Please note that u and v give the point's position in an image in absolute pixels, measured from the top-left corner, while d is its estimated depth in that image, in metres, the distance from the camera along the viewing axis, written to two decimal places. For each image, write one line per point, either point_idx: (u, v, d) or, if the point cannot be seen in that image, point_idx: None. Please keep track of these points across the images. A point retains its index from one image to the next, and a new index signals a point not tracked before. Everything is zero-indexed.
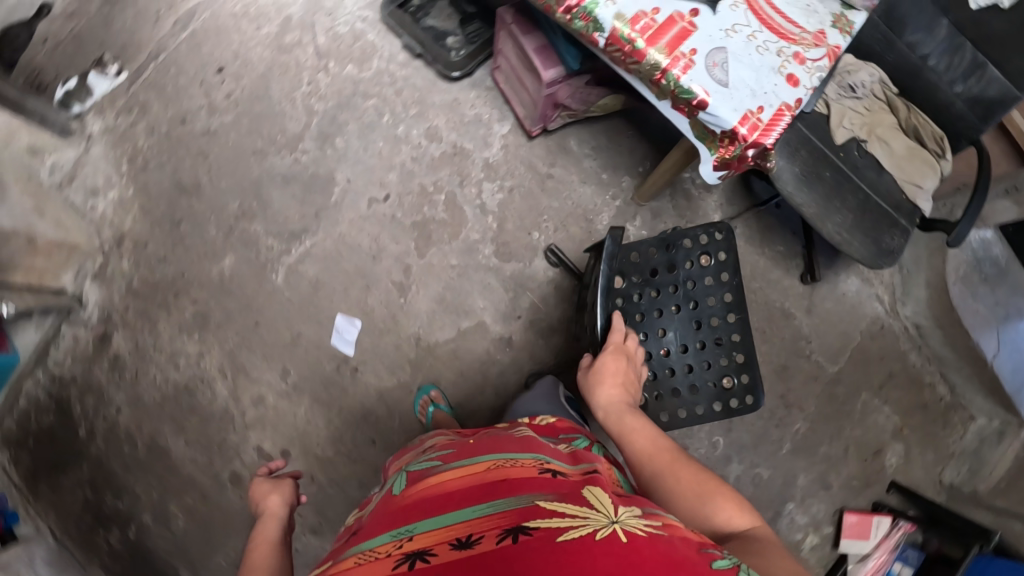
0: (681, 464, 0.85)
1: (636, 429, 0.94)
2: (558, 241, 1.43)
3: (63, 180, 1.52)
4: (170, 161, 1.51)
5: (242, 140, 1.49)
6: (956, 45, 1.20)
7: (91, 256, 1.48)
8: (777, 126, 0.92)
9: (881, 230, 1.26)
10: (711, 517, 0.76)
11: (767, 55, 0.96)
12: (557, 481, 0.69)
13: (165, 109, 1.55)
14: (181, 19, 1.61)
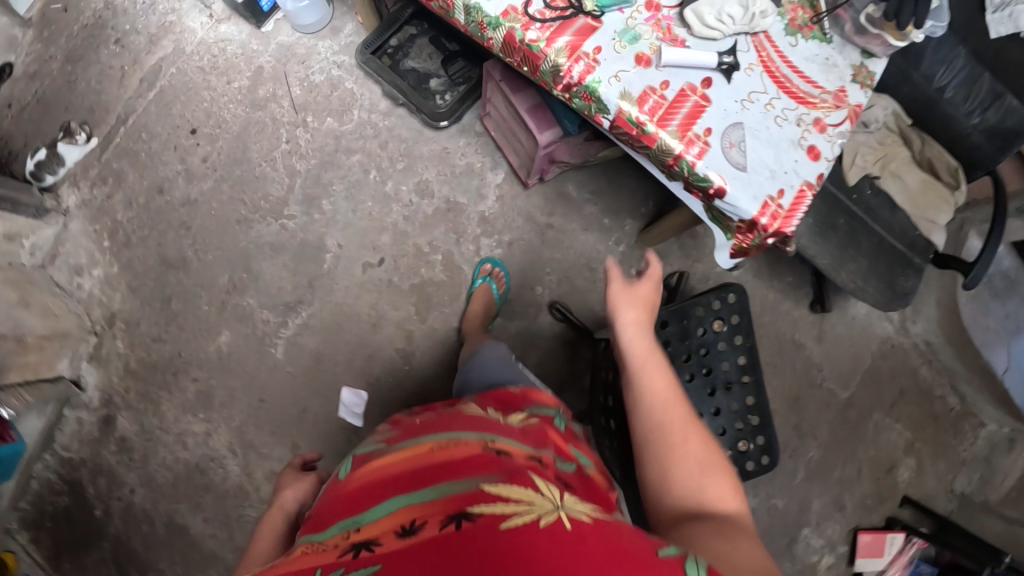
0: (690, 422, 0.74)
1: (653, 365, 0.80)
2: (563, 294, 1.39)
3: (45, 260, 1.47)
4: (152, 235, 1.45)
5: (225, 209, 1.42)
6: (974, 76, 1.16)
7: (84, 337, 1.44)
8: (798, 210, 0.86)
9: (897, 273, 1.23)
10: (701, 489, 0.69)
11: (786, 126, 0.89)
12: (500, 460, 0.62)
13: (141, 178, 1.48)
14: (145, 77, 1.53)
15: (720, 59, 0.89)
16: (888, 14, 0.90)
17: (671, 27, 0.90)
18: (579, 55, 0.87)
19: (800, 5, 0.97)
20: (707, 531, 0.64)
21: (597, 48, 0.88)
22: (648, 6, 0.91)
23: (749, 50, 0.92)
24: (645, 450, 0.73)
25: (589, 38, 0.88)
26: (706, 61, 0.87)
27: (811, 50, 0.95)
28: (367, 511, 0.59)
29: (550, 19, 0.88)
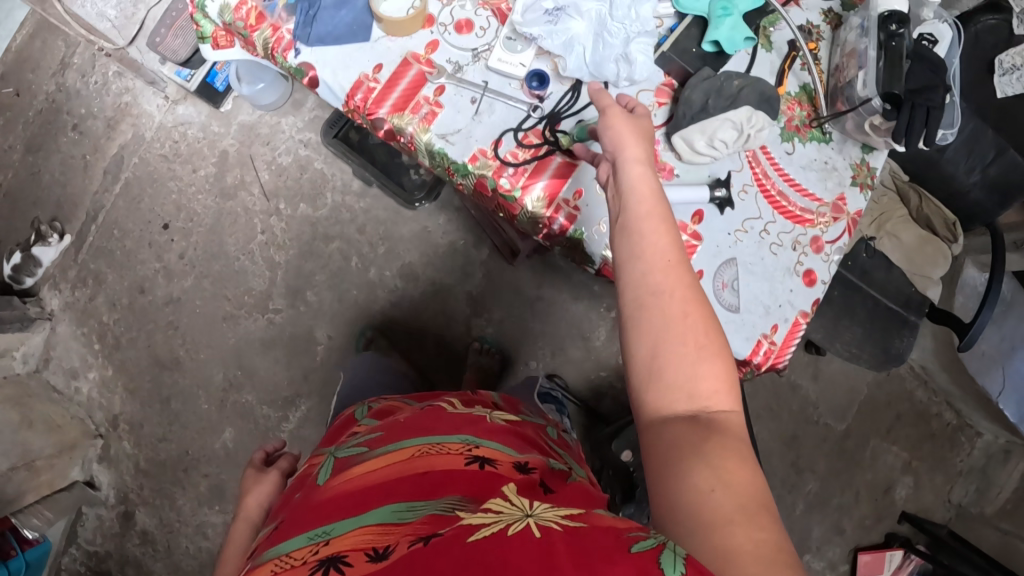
0: (694, 302, 0.61)
1: (654, 230, 0.63)
2: (559, 366, 1.39)
3: (39, 365, 1.45)
4: (141, 336, 1.44)
5: (210, 306, 1.41)
6: (977, 133, 1.10)
7: (90, 442, 1.44)
8: (792, 344, 0.86)
9: (891, 335, 1.22)
10: (695, 391, 0.59)
11: (782, 253, 0.87)
12: (482, 478, 0.62)
13: (120, 278, 1.44)
14: (110, 169, 1.48)
15: (714, 190, 0.84)
16: (897, 125, 0.81)
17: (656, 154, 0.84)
18: (557, 202, 0.80)
19: (796, 101, 0.91)
20: (692, 442, 0.56)
21: (578, 191, 0.80)
22: None
23: (743, 169, 0.87)
24: (636, 330, 0.61)
25: (568, 178, 0.80)
26: (698, 195, 0.82)
27: (808, 155, 0.90)
28: (340, 523, 0.58)
29: (525, 162, 0.79)
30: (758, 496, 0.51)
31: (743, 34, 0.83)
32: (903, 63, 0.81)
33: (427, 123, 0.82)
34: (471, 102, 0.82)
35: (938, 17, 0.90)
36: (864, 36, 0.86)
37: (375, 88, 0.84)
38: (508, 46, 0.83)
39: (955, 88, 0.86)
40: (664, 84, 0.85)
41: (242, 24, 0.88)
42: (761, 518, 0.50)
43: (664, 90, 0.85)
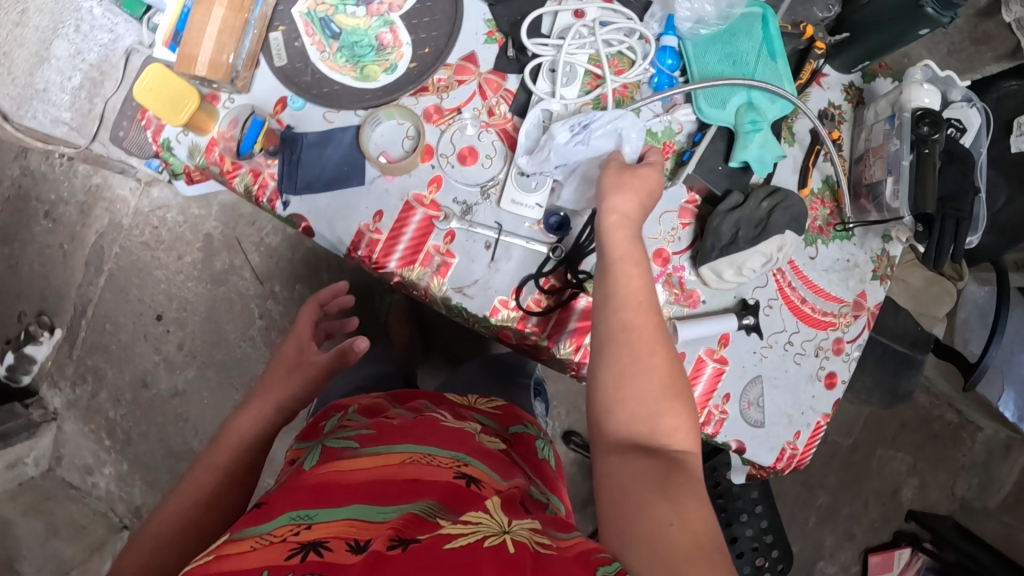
0: (659, 341, 0.65)
1: (628, 273, 0.68)
2: (573, 423, 1.41)
3: (50, 464, 1.32)
4: (151, 429, 1.34)
5: (218, 397, 1.34)
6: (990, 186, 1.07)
7: (117, 535, 1.29)
8: (813, 446, 0.93)
9: (901, 375, 1.27)
10: (657, 427, 0.62)
11: (805, 361, 0.92)
12: (466, 494, 0.63)
13: (120, 373, 1.34)
14: (90, 260, 1.36)
15: (741, 317, 0.86)
16: (928, 245, 0.86)
17: (682, 281, 0.85)
18: (585, 347, 0.80)
19: (819, 198, 0.92)
20: (654, 477, 0.57)
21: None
22: (656, 256, 0.85)
23: (769, 284, 0.89)
24: (603, 361, 0.65)
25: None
26: (726, 324, 0.84)
27: (831, 255, 0.93)
28: (323, 509, 0.58)
29: (548, 311, 0.79)
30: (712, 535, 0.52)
31: (770, 153, 0.83)
32: (932, 175, 0.84)
33: (441, 277, 0.80)
34: (485, 247, 0.80)
35: (967, 99, 0.90)
36: (895, 136, 0.87)
37: (379, 241, 0.79)
38: (521, 183, 0.80)
39: (983, 182, 0.89)
40: (687, 203, 0.86)
41: (216, 169, 0.80)
42: (711, 559, 0.50)
43: (688, 209, 0.86)
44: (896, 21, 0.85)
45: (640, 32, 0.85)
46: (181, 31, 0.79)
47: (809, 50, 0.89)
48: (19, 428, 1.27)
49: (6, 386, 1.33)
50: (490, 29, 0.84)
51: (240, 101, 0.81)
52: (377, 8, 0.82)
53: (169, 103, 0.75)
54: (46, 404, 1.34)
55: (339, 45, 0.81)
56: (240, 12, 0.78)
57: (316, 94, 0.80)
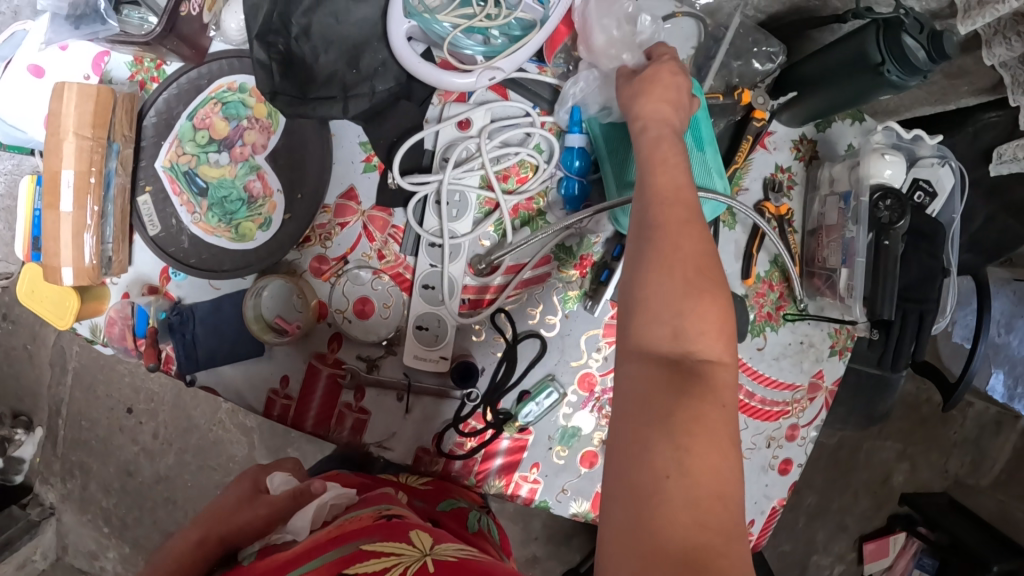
0: (693, 237, 0.49)
1: (665, 173, 0.54)
2: None
3: (59, 553, 1.35)
4: (142, 514, 1.33)
5: (199, 479, 1.33)
6: (969, 210, 0.94)
7: None
8: (769, 529, 0.90)
9: (875, 401, 0.99)
10: (679, 328, 0.47)
11: (757, 453, 0.87)
12: (389, 524, 0.55)
13: (104, 465, 1.33)
14: (53, 358, 1.32)
15: None
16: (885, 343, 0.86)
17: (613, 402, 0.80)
18: (515, 480, 0.80)
19: (767, 283, 0.84)
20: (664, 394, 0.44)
21: (534, 466, 0.80)
22: (582, 382, 0.79)
23: None
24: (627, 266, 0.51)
25: (522, 457, 0.80)
26: None
27: (781, 340, 0.86)
28: None
29: (472, 452, 0.78)
30: (722, 488, 0.42)
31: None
32: (891, 268, 0.76)
33: (359, 433, 0.78)
34: (398, 400, 0.78)
35: (939, 157, 0.81)
36: (851, 220, 0.77)
37: (290, 406, 0.78)
38: (421, 338, 0.76)
39: (952, 256, 0.84)
40: (611, 319, 0.79)
41: (118, 345, 0.80)
42: (719, 514, 0.41)
43: (613, 325, 0.79)
44: (851, 82, 0.71)
45: (538, 133, 0.75)
46: (39, 237, 0.78)
47: (747, 122, 0.78)
48: (21, 532, 1.30)
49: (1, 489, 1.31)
50: (367, 154, 0.76)
51: (125, 278, 0.79)
52: (241, 152, 0.77)
53: (54, 308, 0.76)
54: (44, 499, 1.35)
55: (209, 202, 0.77)
56: (86, 205, 0.73)
57: (189, 264, 0.77)
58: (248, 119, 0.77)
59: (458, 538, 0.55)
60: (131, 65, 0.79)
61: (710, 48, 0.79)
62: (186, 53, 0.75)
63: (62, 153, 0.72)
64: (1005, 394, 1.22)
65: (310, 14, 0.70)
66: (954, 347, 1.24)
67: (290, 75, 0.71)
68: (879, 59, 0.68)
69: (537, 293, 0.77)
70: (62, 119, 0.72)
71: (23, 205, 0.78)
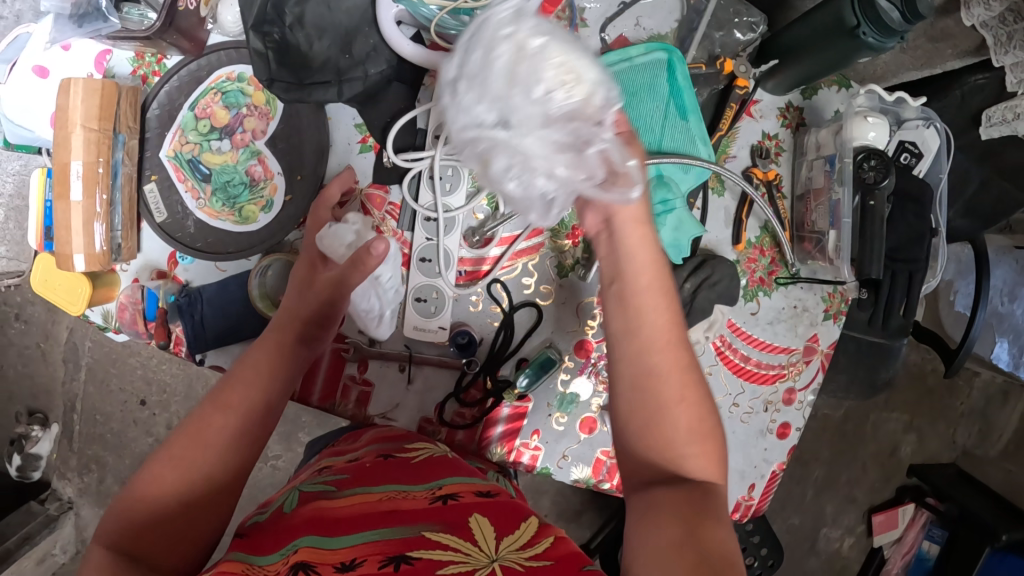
0: (692, 382, 0.56)
1: (653, 304, 0.56)
2: None
3: (76, 547, 1.37)
4: None
5: None
6: (961, 175, 0.94)
7: None
8: (769, 493, 0.90)
9: (877, 366, 0.99)
10: (679, 463, 0.55)
11: (754, 419, 0.88)
12: (446, 511, 0.57)
13: (121, 458, 1.36)
14: (68, 355, 1.36)
15: None
16: (876, 307, 0.89)
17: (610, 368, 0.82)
18: (516, 447, 0.82)
19: (758, 248, 0.86)
20: (670, 505, 0.51)
21: (535, 433, 0.82)
22: (579, 349, 0.81)
23: (707, 352, 0.85)
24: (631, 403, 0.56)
25: (522, 424, 0.81)
26: None
27: (775, 305, 0.87)
28: (318, 536, 0.53)
29: (473, 421, 0.80)
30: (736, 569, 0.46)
31: (687, 235, 0.77)
32: (876, 225, 0.78)
33: (364, 404, 0.81)
34: (400, 371, 0.80)
35: (925, 118, 0.82)
36: (837, 182, 0.79)
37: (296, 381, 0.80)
38: (420, 309, 0.78)
39: (941, 214, 0.85)
40: None
41: (129, 328, 0.83)
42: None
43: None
44: (830, 46, 0.73)
45: None
46: (50, 226, 0.80)
47: (729, 90, 0.81)
48: (39, 527, 1.31)
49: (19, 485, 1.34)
50: (363, 135, 0.79)
51: (135, 265, 0.82)
52: (241, 138, 0.80)
53: (66, 294, 0.79)
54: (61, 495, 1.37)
55: (212, 187, 0.80)
56: (96, 195, 0.76)
57: (196, 248, 0.80)
58: (247, 107, 0.80)
59: (520, 533, 0.55)
60: (132, 60, 0.82)
61: (692, 22, 0.82)
62: (185, 45, 0.78)
63: (70, 146, 0.75)
64: (1010, 362, 1.22)
65: (302, 3, 0.72)
66: (956, 316, 1.25)
67: (286, 63, 0.73)
68: (854, 23, 0.70)
69: (530, 263, 0.80)
70: (70, 112, 0.75)
71: (34, 196, 0.80)
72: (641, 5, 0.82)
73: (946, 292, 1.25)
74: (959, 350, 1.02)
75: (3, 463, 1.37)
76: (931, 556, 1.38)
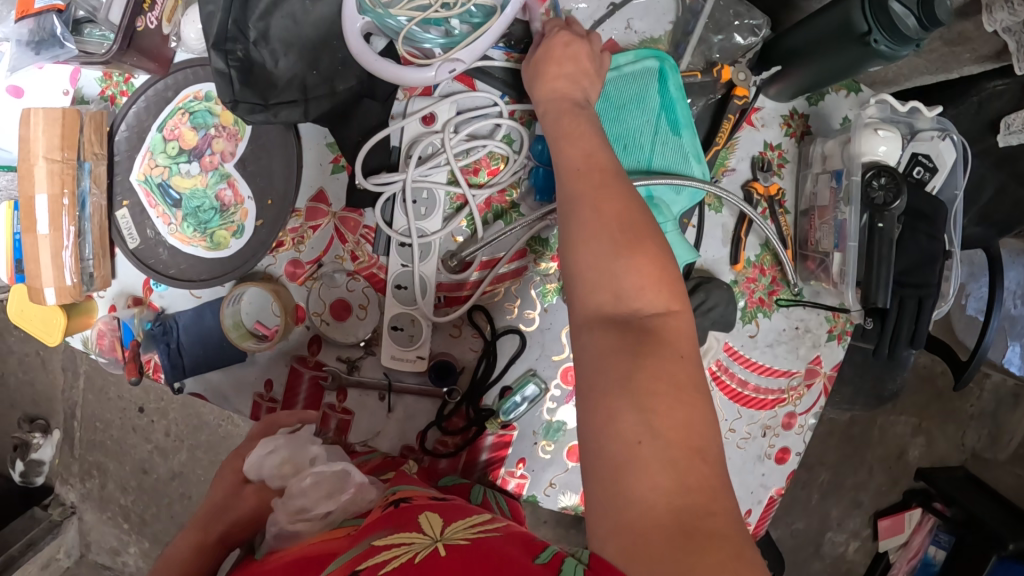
0: (611, 200, 0.51)
1: (576, 146, 0.57)
2: None
3: (82, 550, 1.38)
4: (157, 510, 1.35)
5: (211, 476, 1.33)
6: (976, 181, 0.87)
7: None
8: (766, 518, 0.87)
9: (884, 378, 0.94)
10: (620, 291, 0.49)
11: (751, 443, 0.84)
12: (397, 513, 0.52)
13: (121, 465, 1.34)
14: (66, 363, 1.35)
15: None
16: (881, 328, 0.84)
17: None
18: (503, 475, 0.78)
19: (758, 267, 0.81)
20: (622, 354, 0.45)
21: (520, 461, 0.78)
22: (564, 376, 0.78)
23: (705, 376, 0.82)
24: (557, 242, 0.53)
25: (508, 452, 0.78)
26: None
27: (776, 327, 0.83)
28: None
29: (455, 450, 0.77)
30: (696, 442, 0.42)
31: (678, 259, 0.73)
32: (877, 231, 0.73)
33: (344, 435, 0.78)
34: (380, 400, 0.78)
35: (940, 130, 0.76)
36: (844, 201, 0.73)
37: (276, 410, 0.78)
38: (397, 338, 0.75)
39: (954, 232, 0.80)
40: None
41: (108, 357, 0.81)
42: (699, 471, 0.41)
43: None
44: (835, 53, 0.67)
45: (506, 123, 0.73)
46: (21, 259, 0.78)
47: (728, 101, 0.75)
48: (44, 532, 1.34)
49: (23, 491, 1.35)
50: (335, 155, 0.76)
51: (111, 291, 0.80)
52: (210, 161, 0.77)
53: (42, 326, 0.77)
54: (66, 499, 1.38)
55: (183, 212, 0.77)
56: (63, 226, 0.73)
57: (170, 275, 0.77)
58: (216, 128, 0.76)
59: (473, 516, 0.50)
60: (100, 80, 0.79)
61: (688, 24, 0.76)
62: (150, 66, 0.74)
63: (34, 179, 0.72)
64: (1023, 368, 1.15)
65: (267, 18, 0.69)
66: (968, 321, 1.18)
67: (250, 83, 0.70)
68: (865, 29, 0.63)
69: (513, 288, 0.76)
70: (32, 142, 0.72)
71: (2, 229, 0.78)
72: (632, 7, 0.76)
73: (956, 297, 1.17)
74: (970, 361, 0.96)
75: (7, 469, 1.37)
76: (938, 561, 1.29)
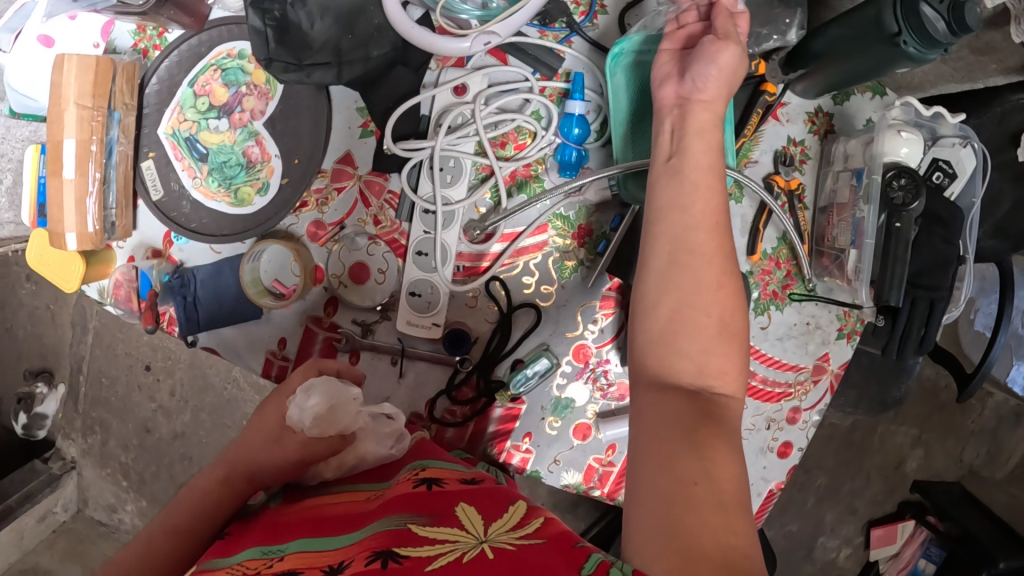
0: (727, 275, 0.52)
1: (706, 186, 0.54)
2: None
3: (79, 506, 1.39)
4: (156, 469, 1.35)
5: (213, 438, 1.33)
6: (994, 193, 0.88)
7: None
8: (763, 513, 0.87)
9: (889, 384, 0.94)
10: (703, 366, 0.49)
11: (755, 435, 0.85)
12: (431, 497, 0.52)
13: (124, 423, 1.35)
14: (76, 318, 1.36)
15: None
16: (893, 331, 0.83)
17: (607, 375, 0.79)
18: (508, 448, 0.79)
19: (774, 260, 0.82)
20: (690, 417, 0.47)
21: (526, 436, 0.79)
22: (575, 353, 0.79)
23: None
24: (657, 286, 0.52)
25: (514, 426, 0.79)
26: None
27: (787, 321, 0.83)
28: (304, 540, 0.49)
29: (462, 420, 0.78)
30: (740, 499, 0.43)
31: None
32: (903, 257, 0.74)
33: None
34: (392, 364, 0.78)
35: (962, 137, 0.78)
36: (863, 200, 0.74)
37: (287, 367, 0.79)
38: (414, 305, 0.76)
39: (969, 242, 0.80)
40: (608, 291, 0.77)
41: (124, 306, 0.82)
42: (739, 523, 0.41)
43: (609, 298, 0.78)
44: (865, 53, 0.68)
45: (536, 100, 0.74)
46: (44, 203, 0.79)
47: (757, 94, 0.76)
48: (43, 484, 1.34)
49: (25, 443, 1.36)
50: (364, 119, 0.76)
51: (130, 243, 0.81)
52: (239, 118, 0.77)
53: (60, 272, 0.78)
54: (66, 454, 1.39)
55: (209, 166, 0.78)
56: (88, 172, 0.75)
57: (190, 229, 0.78)
58: (247, 86, 0.77)
59: (510, 514, 0.49)
60: (134, 33, 0.80)
61: None
62: (185, 21, 0.76)
63: (64, 124, 0.73)
64: None
65: None
66: (975, 336, 1.19)
67: (284, 41, 0.71)
68: (895, 30, 0.64)
69: (532, 263, 0.77)
70: (63, 89, 0.73)
71: (28, 172, 0.79)
72: None
73: (965, 312, 1.17)
74: (975, 374, 0.95)
75: (9, 421, 1.38)
76: None
